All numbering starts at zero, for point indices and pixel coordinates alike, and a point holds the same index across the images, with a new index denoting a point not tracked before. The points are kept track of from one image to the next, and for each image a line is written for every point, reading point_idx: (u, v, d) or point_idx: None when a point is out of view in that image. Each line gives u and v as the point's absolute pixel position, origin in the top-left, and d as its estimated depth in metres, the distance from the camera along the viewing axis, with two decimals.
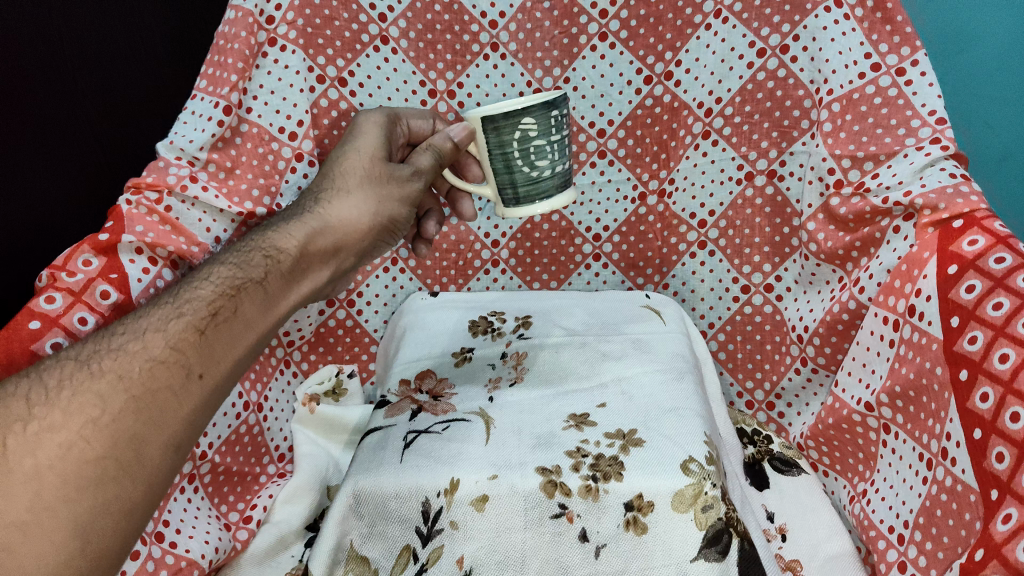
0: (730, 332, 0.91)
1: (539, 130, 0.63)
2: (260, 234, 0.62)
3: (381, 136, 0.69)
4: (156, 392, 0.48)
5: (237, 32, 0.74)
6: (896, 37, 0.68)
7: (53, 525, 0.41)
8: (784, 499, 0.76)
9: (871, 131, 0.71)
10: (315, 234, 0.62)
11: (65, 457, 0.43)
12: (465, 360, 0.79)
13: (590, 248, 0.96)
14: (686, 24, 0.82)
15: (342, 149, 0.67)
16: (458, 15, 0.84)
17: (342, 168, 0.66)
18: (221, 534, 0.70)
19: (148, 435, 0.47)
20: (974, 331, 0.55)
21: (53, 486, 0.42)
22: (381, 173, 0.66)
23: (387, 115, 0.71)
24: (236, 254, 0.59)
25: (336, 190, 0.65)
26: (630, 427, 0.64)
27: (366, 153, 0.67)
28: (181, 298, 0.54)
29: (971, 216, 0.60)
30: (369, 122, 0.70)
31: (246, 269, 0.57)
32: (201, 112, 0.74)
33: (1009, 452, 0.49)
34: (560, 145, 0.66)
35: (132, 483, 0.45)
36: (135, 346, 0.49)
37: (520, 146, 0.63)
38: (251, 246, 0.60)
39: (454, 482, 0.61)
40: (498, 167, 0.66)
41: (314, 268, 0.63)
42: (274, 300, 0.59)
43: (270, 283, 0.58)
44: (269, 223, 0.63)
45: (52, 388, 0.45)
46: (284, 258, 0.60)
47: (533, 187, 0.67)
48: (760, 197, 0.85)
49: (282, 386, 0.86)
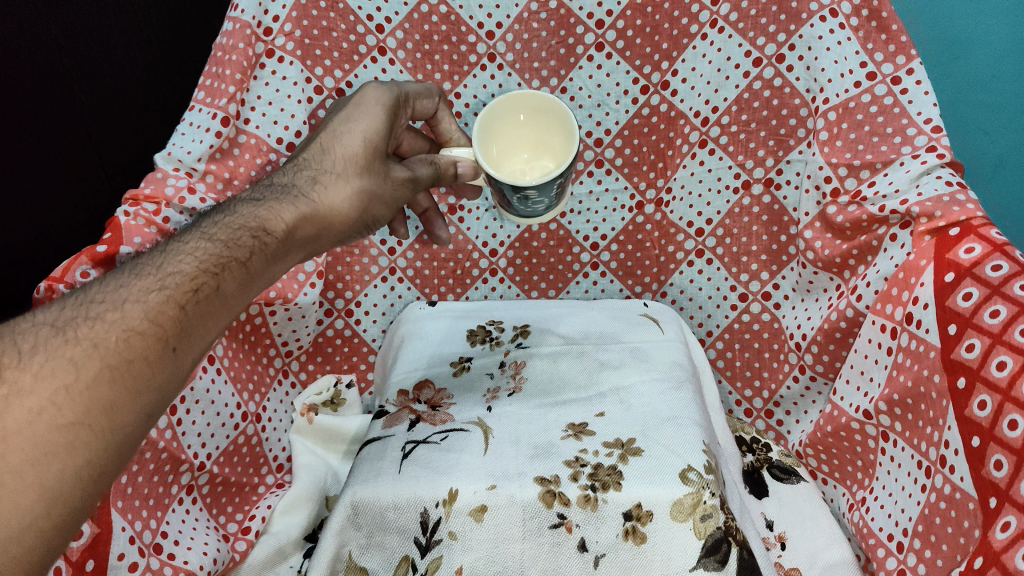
0: (729, 340, 0.90)
1: (538, 190, 0.63)
2: (253, 202, 0.55)
3: (388, 112, 0.63)
4: (133, 366, 0.41)
5: (235, 43, 0.75)
6: (892, 46, 0.69)
7: (20, 499, 0.36)
8: (783, 507, 0.76)
9: (867, 139, 0.72)
10: (316, 205, 0.56)
11: (33, 423, 0.37)
12: (463, 369, 0.79)
13: (588, 256, 0.96)
14: (682, 34, 0.83)
15: (345, 120, 0.61)
16: (455, 26, 0.85)
17: (344, 141, 0.59)
18: (219, 545, 0.69)
19: (126, 410, 0.41)
20: (971, 339, 0.55)
21: (21, 451, 0.36)
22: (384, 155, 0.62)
23: (397, 90, 0.65)
24: (227, 220, 0.52)
25: (333, 165, 0.59)
26: (629, 436, 0.64)
27: (372, 129, 0.61)
28: (162, 264, 0.47)
29: (967, 224, 0.60)
30: (376, 95, 0.63)
31: (237, 237, 0.51)
32: (199, 123, 0.74)
33: (1007, 459, 0.49)
34: (556, 191, 0.67)
35: (104, 464, 0.39)
36: (113, 313, 0.43)
37: (514, 195, 0.65)
38: (244, 213, 0.53)
39: (453, 493, 0.60)
40: (494, 191, 0.67)
41: (308, 243, 0.57)
42: (262, 278, 0.52)
43: (264, 255, 0.52)
44: (258, 192, 0.56)
45: (26, 351, 0.40)
46: (280, 228, 0.53)
47: (518, 214, 0.71)
48: (757, 206, 0.86)
49: (280, 396, 0.87)
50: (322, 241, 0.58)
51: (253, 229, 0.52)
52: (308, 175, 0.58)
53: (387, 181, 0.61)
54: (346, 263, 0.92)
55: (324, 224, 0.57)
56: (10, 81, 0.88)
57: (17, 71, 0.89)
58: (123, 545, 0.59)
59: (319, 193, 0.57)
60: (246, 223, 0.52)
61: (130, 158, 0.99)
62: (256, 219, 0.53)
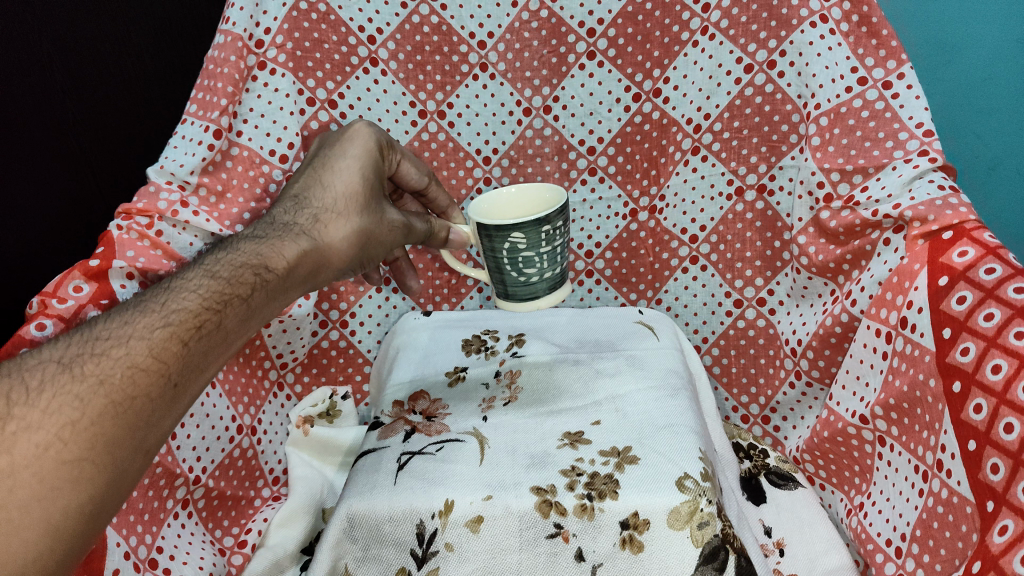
0: (724, 346, 0.92)
1: (529, 243, 0.65)
2: (256, 238, 0.55)
3: (377, 154, 0.65)
4: (135, 404, 0.41)
5: (227, 56, 0.75)
6: (883, 51, 0.70)
7: (27, 537, 0.34)
8: (781, 513, 0.75)
9: (860, 144, 0.72)
10: (314, 244, 0.57)
11: (40, 460, 0.36)
12: (459, 379, 0.78)
13: (583, 264, 0.97)
14: (673, 42, 0.83)
15: (344, 160, 0.62)
16: (446, 36, 0.85)
17: (341, 185, 0.60)
18: (215, 559, 0.69)
19: (127, 445, 0.40)
20: (966, 342, 0.55)
21: (28, 485, 0.35)
22: (381, 204, 0.63)
23: (387, 141, 0.67)
24: (230, 257, 0.52)
25: (334, 202, 0.59)
26: (625, 445, 0.63)
27: (368, 173, 0.62)
28: (167, 299, 0.46)
29: (960, 228, 0.61)
30: (370, 142, 0.65)
31: (238, 273, 0.51)
32: (192, 137, 0.75)
33: (1004, 463, 0.49)
34: (550, 254, 0.67)
35: (104, 499, 0.38)
36: (117, 349, 0.42)
37: (509, 254, 0.66)
38: (246, 249, 0.53)
39: (449, 503, 0.60)
40: (490, 263, 0.69)
41: (301, 282, 0.57)
42: (260, 314, 0.52)
43: (261, 295, 0.52)
44: (258, 226, 0.56)
45: (34, 387, 0.38)
46: (279, 268, 0.53)
47: (523, 290, 0.70)
48: (751, 212, 0.86)
49: (276, 408, 0.86)
50: (319, 276, 0.59)
51: (255, 265, 0.52)
52: (308, 213, 0.58)
53: (381, 224, 0.63)
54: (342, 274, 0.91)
55: (321, 261, 0.58)
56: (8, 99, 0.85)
57: (14, 90, 0.85)
58: (117, 560, 0.58)
59: (318, 231, 0.57)
60: (249, 259, 0.52)
61: (125, 169, 1.01)
62: (259, 255, 0.53)
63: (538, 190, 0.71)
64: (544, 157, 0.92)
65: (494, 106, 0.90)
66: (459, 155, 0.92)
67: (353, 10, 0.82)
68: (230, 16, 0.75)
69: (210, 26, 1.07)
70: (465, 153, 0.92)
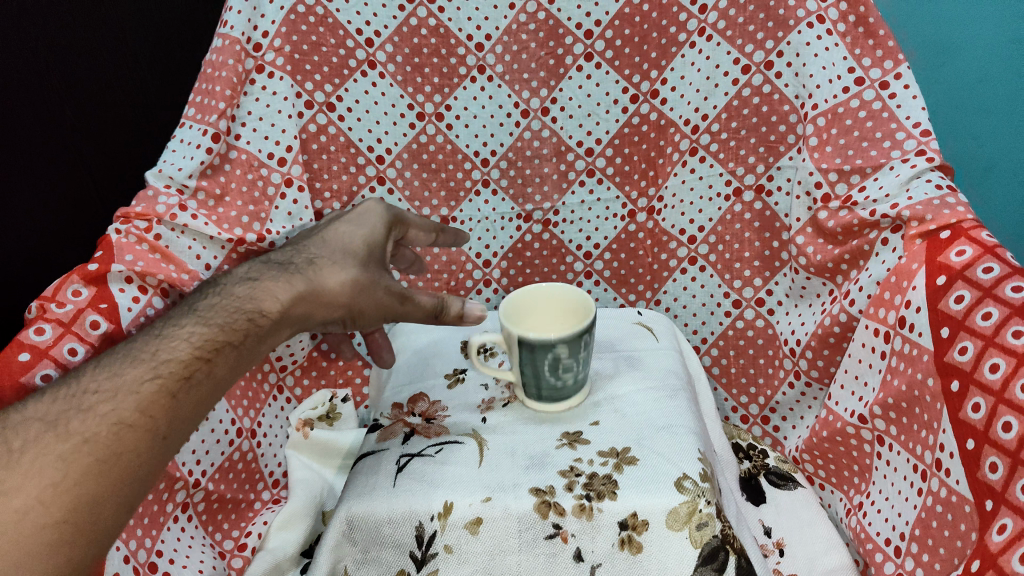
0: (723, 347, 0.92)
1: (571, 353, 0.63)
2: (244, 290, 0.58)
3: (374, 223, 0.69)
4: (122, 458, 0.45)
5: (225, 60, 0.76)
6: (879, 51, 0.71)
7: None
8: (781, 514, 0.75)
9: (857, 144, 0.72)
10: (303, 298, 0.60)
11: (20, 522, 0.39)
12: (458, 381, 0.77)
13: (581, 265, 0.97)
14: (670, 43, 0.83)
15: (342, 228, 0.66)
16: (444, 39, 0.86)
17: (338, 244, 0.65)
18: (214, 562, 0.70)
19: (111, 501, 0.44)
20: (964, 341, 0.55)
21: (11, 547, 0.39)
22: (381, 265, 0.66)
23: (394, 215, 0.72)
24: (218, 312, 0.55)
25: (326, 260, 0.62)
26: (624, 445, 0.63)
27: (361, 238, 0.66)
28: (154, 354, 0.50)
29: (958, 227, 0.61)
30: (374, 214, 0.70)
31: (225, 327, 0.54)
32: (190, 140, 0.75)
33: (1003, 462, 0.49)
34: (586, 360, 0.66)
35: (86, 555, 0.42)
36: (103, 408, 0.46)
37: (550, 363, 0.63)
38: (234, 304, 0.56)
39: (447, 506, 0.59)
40: (525, 372, 0.66)
41: (287, 333, 0.60)
42: (245, 365, 0.56)
43: (244, 348, 0.55)
44: (253, 270, 0.61)
45: (21, 448, 0.42)
46: (264, 322, 0.57)
47: (556, 393, 0.67)
48: (749, 212, 0.86)
49: (276, 412, 0.86)
50: (311, 321, 0.61)
51: (241, 320, 0.55)
52: (302, 262, 0.62)
53: (380, 285, 0.64)
54: None
55: (312, 310, 0.61)
56: (8, 103, 0.85)
57: (14, 98, 0.86)
58: (117, 564, 0.58)
59: (309, 283, 0.60)
60: (237, 314, 0.55)
61: (123, 172, 1.01)
62: (245, 310, 0.56)
63: (563, 292, 0.70)
64: (542, 159, 0.92)
65: (492, 108, 0.89)
66: (457, 157, 0.91)
67: (351, 13, 0.82)
68: (228, 19, 0.76)
69: (208, 31, 1.07)
70: (463, 156, 0.91)
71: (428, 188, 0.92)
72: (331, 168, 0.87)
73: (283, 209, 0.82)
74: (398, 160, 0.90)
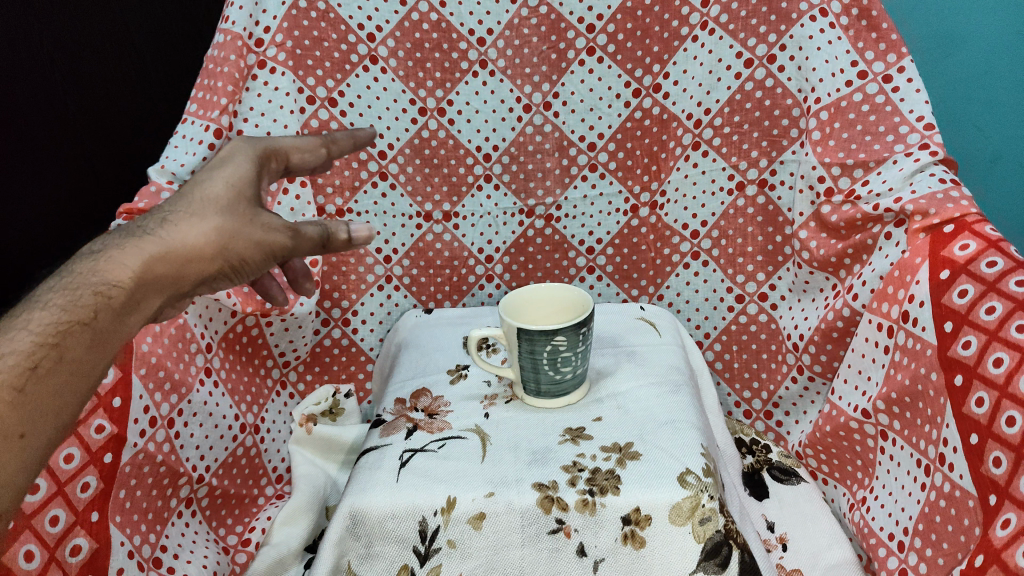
0: (726, 342, 0.91)
1: (570, 345, 0.63)
2: (80, 260, 0.42)
3: (248, 163, 0.50)
4: None
5: (226, 55, 0.77)
6: (883, 44, 0.71)
7: None
8: (784, 508, 0.75)
9: (860, 138, 0.73)
10: (169, 257, 0.44)
11: None
12: (460, 377, 0.76)
13: (584, 260, 0.95)
14: (672, 37, 0.83)
15: (210, 169, 0.49)
16: (446, 33, 0.85)
17: (195, 187, 0.47)
18: (219, 558, 0.70)
19: None
20: (968, 335, 0.55)
21: None
22: (257, 200, 0.49)
23: (262, 146, 0.53)
24: (51, 289, 0.40)
25: (190, 206, 0.46)
26: (627, 441, 0.63)
27: (237, 175, 0.49)
28: None
29: (962, 221, 0.61)
30: (236, 149, 0.52)
31: (71, 301, 0.40)
32: (192, 136, 0.76)
33: (1006, 456, 0.49)
34: (585, 353, 0.66)
35: None
36: None
37: (549, 356, 0.63)
38: (72, 275, 0.41)
39: (451, 501, 0.59)
40: (523, 365, 0.66)
41: (161, 301, 0.45)
42: (113, 343, 0.41)
43: (104, 324, 0.41)
44: (92, 241, 0.44)
45: None
46: (123, 289, 0.42)
47: (556, 388, 0.67)
48: (751, 207, 0.86)
49: (279, 406, 0.88)
50: (188, 282, 0.46)
51: (92, 289, 0.40)
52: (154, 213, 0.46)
53: (256, 222, 0.47)
54: (343, 272, 0.91)
55: (181, 268, 0.45)
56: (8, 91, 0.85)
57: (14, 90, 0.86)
58: (122, 560, 0.58)
59: (174, 237, 0.45)
60: (84, 284, 0.41)
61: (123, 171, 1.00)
62: (96, 277, 0.41)
63: (560, 289, 0.70)
64: (544, 154, 0.91)
65: (494, 103, 0.89)
66: (459, 152, 0.90)
67: (352, 9, 0.83)
68: (229, 15, 0.77)
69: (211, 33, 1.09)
70: (465, 151, 0.91)
71: (430, 183, 0.92)
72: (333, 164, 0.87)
73: (285, 203, 0.84)
74: (399, 155, 0.89)
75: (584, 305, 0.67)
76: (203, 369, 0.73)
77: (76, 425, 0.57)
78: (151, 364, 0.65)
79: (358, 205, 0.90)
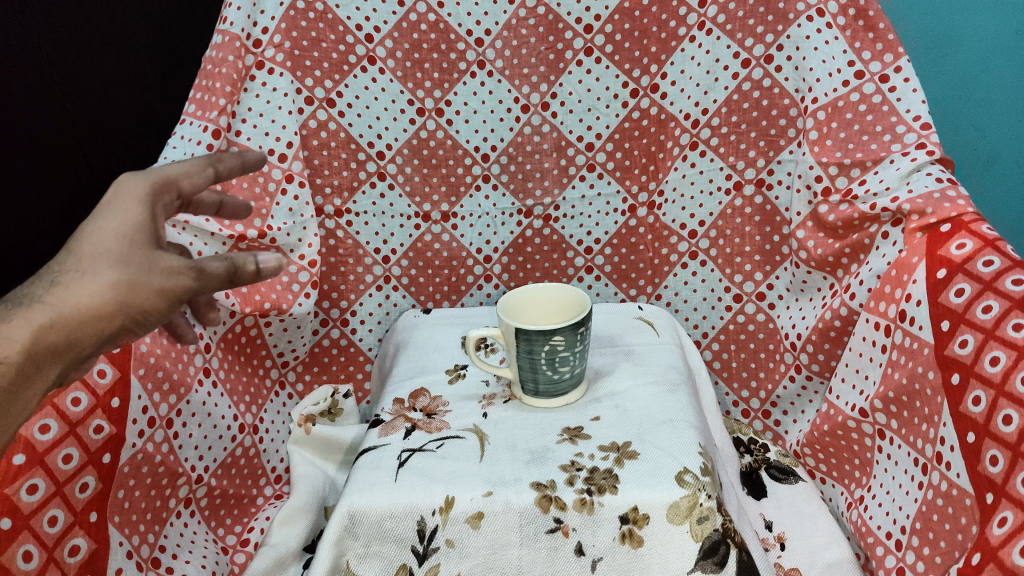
0: (724, 341, 0.91)
1: (568, 344, 0.63)
2: None
3: (138, 206, 0.45)
4: None
5: (224, 56, 0.77)
6: (879, 44, 0.72)
7: None
8: (782, 508, 0.75)
9: (857, 138, 0.73)
10: (47, 329, 0.41)
11: None
12: (459, 376, 0.76)
13: (582, 260, 0.95)
14: (670, 37, 0.83)
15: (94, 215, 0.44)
16: (444, 34, 0.85)
17: (80, 237, 0.43)
18: (218, 557, 0.70)
19: None
20: (964, 335, 0.55)
21: None
22: (153, 240, 0.44)
23: (150, 180, 0.46)
24: None
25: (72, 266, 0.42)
26: (624, 440, 0.63)
27: (121, 222, 0.43)
28: None
29: (959, 220, 0.61)
30: (123, 185, 0.46)
31: None
32: (190, 137, 0.75)
33: (1003, 455, 0.49)
34: (583, 353, 0.66)
35: None
36: None
37: (547, 356, 0.63)
38: None
39: (450, 500, 0.59)
40: (522, 365, 0.66)
41: (58, 370, 0.42)
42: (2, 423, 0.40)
43: None
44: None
45: None
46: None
47: (554, 387, 0.67)
48: (749, 207, 0.86)
49: (278, 407, 0.88)
50: (84, 346, 0.43)
51: None
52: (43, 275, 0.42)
53: (153, 268, 0.42)
54: (341, 272, 0.92)
55: (72, 335, 0.42)
56: None
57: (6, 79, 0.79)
58: (121, 560, 0.58)
59: (49, 306, 0.41)
60: None
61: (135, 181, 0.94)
62: None
63: (557, 289, 0.70)
64: (542, 154, 0.91)
65: (492, 104, 0.89)
66: (457, 153, 0.91)
67: (350, 9, 0.83)
68: (227, 15, 0.77)
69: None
70: (463, 151, 0.91)
71: (429, 184, 0.92)
72: (331, 164, 0.87)
73: (284, 204, 0.83)
74: (398, 156, 0.90)
75: (583, 304, 0.67)
76: (202, 369, 0.73)
77: (75, 425, 0.57)
78: (150, 364, 0.65)
79: (357, 205, 0.90)
